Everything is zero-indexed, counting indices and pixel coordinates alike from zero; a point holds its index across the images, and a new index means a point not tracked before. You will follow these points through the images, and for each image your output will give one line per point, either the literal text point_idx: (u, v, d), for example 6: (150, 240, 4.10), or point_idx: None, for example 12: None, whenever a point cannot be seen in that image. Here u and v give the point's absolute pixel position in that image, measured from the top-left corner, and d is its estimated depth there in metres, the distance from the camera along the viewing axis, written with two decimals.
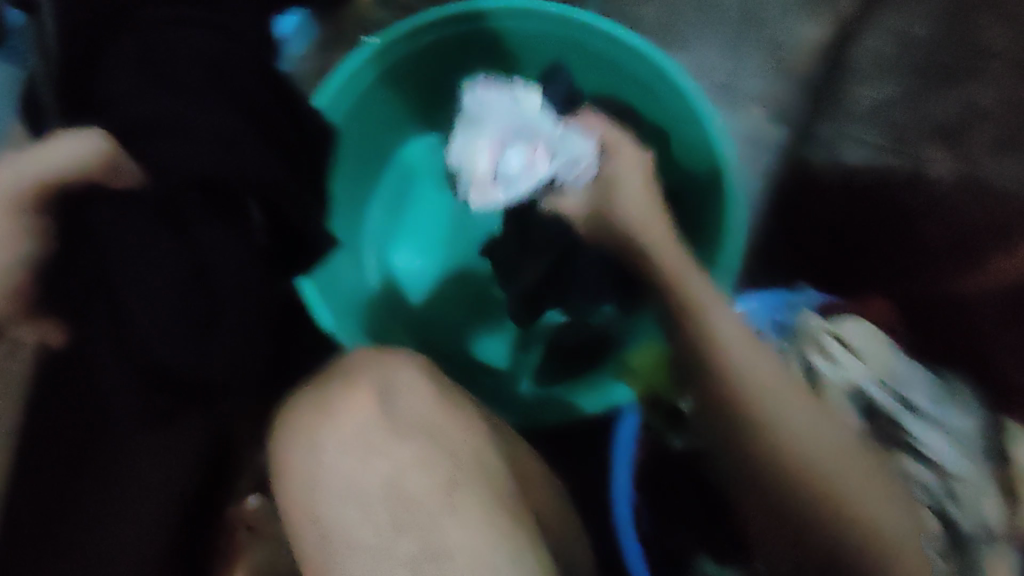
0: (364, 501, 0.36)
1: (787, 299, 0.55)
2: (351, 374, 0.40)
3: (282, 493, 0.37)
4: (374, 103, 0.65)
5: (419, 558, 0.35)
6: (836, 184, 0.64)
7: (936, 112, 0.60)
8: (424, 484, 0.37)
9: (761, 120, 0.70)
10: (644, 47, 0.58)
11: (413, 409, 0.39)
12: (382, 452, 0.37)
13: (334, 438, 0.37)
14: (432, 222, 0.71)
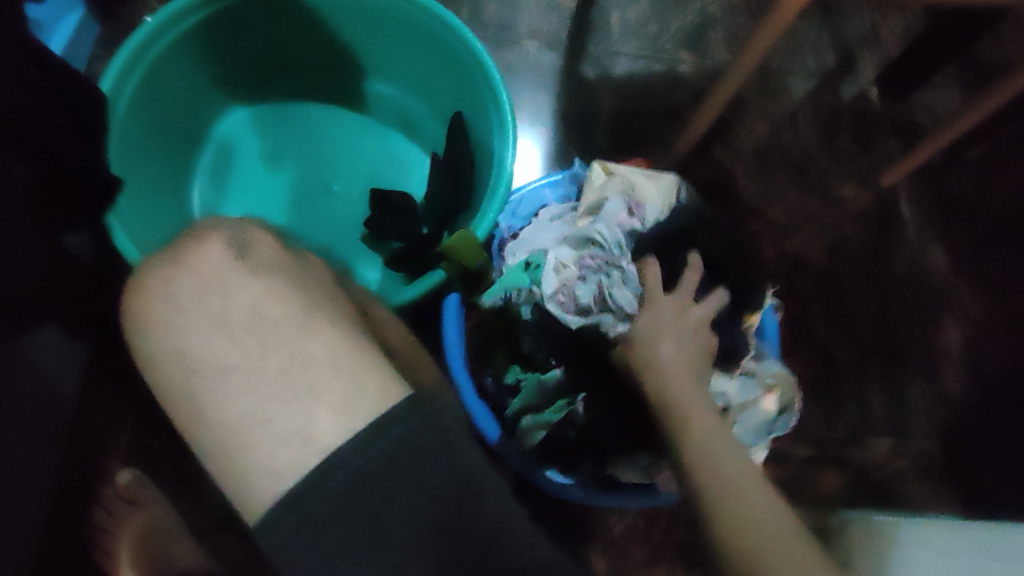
0: (226, 329, 0.41)
1: (563, 178, 0.77)
2: (199, 236, 0.45)
3: (147, 340, 0.42)
4: (169, 65, 0.76)
5: (286, 367, 0.41)
6: (606, 88, 0.96)
7: (626, 47, 0.98)
8: (281, 308, 0.43)
9: (540, 52, 0.97)
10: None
11: (265, 254, 0.45)
12: (237, 289, 0.42)
13: (185, 283, 0.42)
14: (255, 173, 0.87)
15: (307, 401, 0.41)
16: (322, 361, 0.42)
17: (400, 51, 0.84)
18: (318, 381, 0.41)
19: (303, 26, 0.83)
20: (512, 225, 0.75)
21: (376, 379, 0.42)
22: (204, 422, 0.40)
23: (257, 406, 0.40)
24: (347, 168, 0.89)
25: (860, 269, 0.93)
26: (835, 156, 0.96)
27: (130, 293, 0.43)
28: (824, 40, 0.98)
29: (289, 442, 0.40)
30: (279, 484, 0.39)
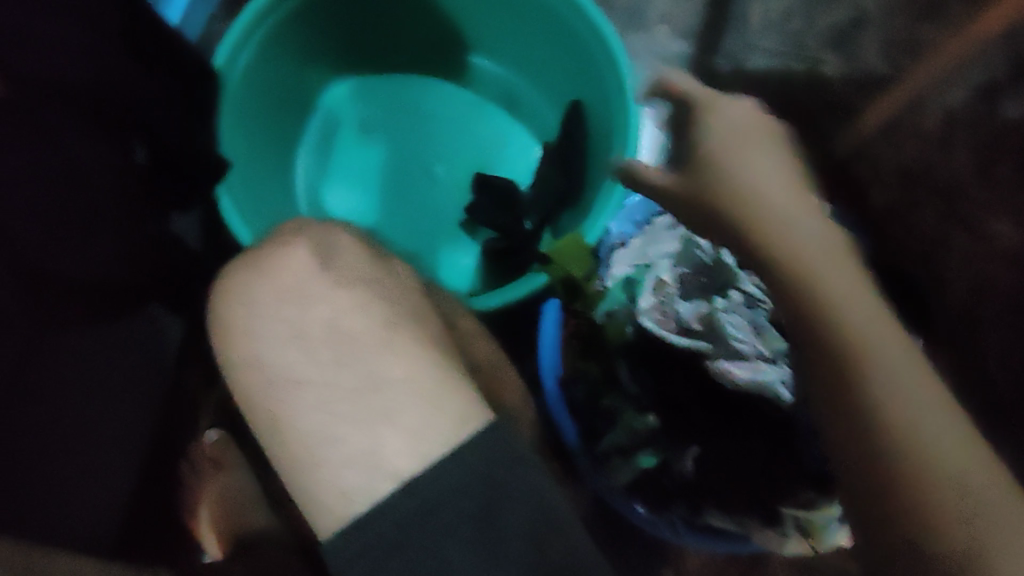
0: (305, 342, 0.40)
1: None
2: (281, 239, 0.44)
3: (226, 349, 0.41)
4: (283, 33, 0.76)
5: (360, 386, 0.40)
6: (738, 86, 0.88)
7: (764, 43, 0.90)
8: (361, 322, 0.41)
9: (670, 42, 0.90)
10: None
11: (350, 261, 0.43)
12: (319, 298, 0.41)
13: (270, 288, 0.41)
14: (359, 153, 0.87)
15: (378, 424, 0.39)
16: (397, 383, 0.40)
17: (521, 29, 0.81)
18: (390, 403, 0.39)
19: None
20: (622, 231, 0.70)
21: (451, 403, 0.40)
22: (276, 435, 0.39)
23: (329, 425, 0.39)
24: (451, 148, 0.87)
25: (1006, 315, 0.82)
26: (991, 186, 0.85)
27: (212, 294, 0.42)
28: (993, 54, 0.88)
29: (356, 464, 0.38)
30: (344, 505, 0.38)
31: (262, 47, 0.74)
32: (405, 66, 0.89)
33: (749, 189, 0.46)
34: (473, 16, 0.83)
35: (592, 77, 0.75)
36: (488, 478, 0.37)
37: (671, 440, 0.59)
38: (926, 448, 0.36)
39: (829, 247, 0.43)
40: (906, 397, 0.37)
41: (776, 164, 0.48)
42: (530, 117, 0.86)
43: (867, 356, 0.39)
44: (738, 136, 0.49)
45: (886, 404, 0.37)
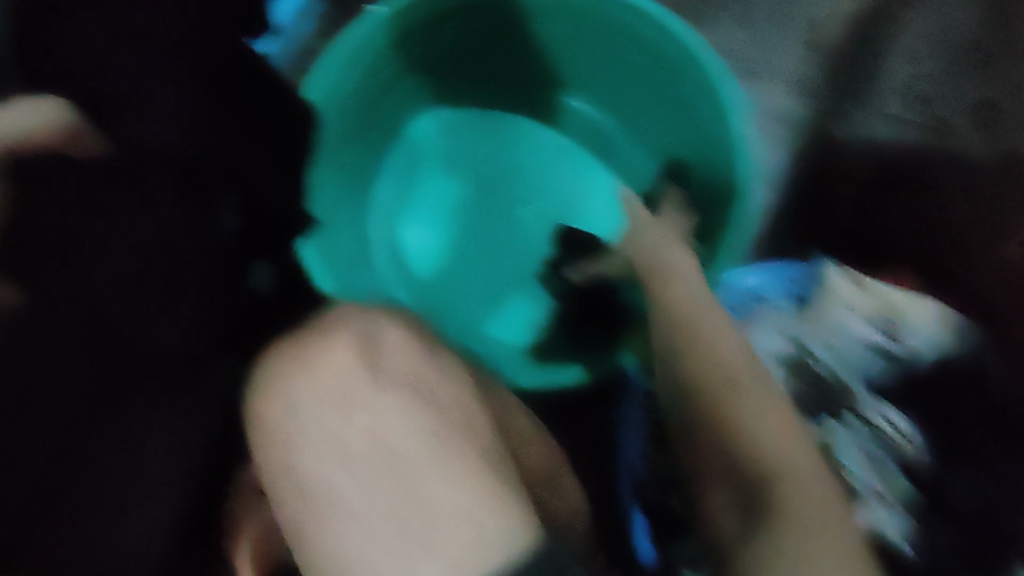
0: (346, 454, 0.37)
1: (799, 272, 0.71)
2: (327, 337, 0.41)
3: (264, 452, 0.38)
4: (380, 64, 0.73)
5: (403, 509, 0.36)
6: (864, 154, 0.79)
7: (894, 110, 0.81)
8: (406, 435, 0.38)
9: (788, 102, 0.83)
10: (663, 17, 0.67)
11: (396, 364, 0.41)
12: (362, 404, 0.38)
13: (311, 392, 0.39)
14: (435, 193, 0.83)
15: (418, 556, 0.35)
16: (440, 505, 0.36)
17: (627, 78, 0.77)
18: (435, 532, 0.35)
19: (530, 42, 0.77)
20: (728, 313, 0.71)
21: (497, 537, 0.36)
22: (310, 555, 0.37)
23: (367, 551, 0.35)
24: (533, 196, 0.83)
25: None
26: None
27: (256, 398, 0.40)
28: None
29: None
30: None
31: (361, 74, 0.71)
32: (496, 104, 0.84)
33: (699, 317, 0.53)
34: (580, 62, 0.79)
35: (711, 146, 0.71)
36: None
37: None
38: (761, 471, 0.42)
39: (740, 357, 0.50)
40: (784, 456, 0.43)
41: (704, 290, 0.58)
42: (623, 169, 0.83)
43: (760, 455, 0.43)
44: (663, 265, 0.62)
45: (780, 465, 0.42)
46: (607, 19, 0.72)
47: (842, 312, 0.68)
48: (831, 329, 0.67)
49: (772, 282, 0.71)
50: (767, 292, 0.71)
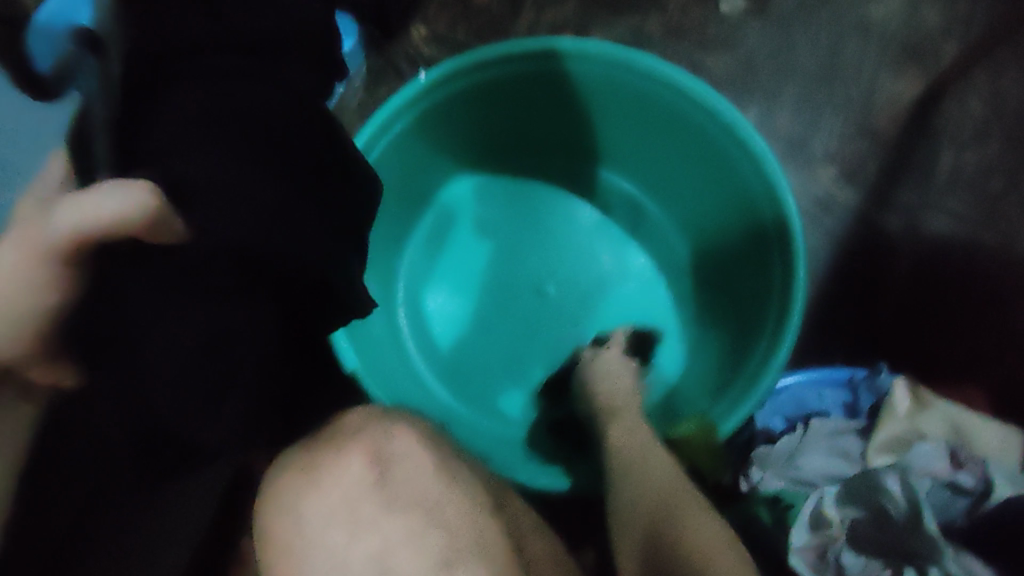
0: (342, 570, 0.40)
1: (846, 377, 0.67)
2: (347, 443, 0.44)
3: (272, 559, 0.41)
4: (421, 130, 0.72)
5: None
6: (906, 247, 0.78)
7: (949, 204, 0.77)
8: (404, 559, 0.40)
9: (833, 183, 0.83)
10: (715, 99, 0.66)
11: (409, 481, 0.42)
12: (368, 525, 0.41)
13: (320, 506, 0.41)
14: (463, 261, 0.81)
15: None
16: None
17: (673, 158, 0.76)
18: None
19: (578, 116, 0.77)
20: (770, 420, 0.68)
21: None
22: None
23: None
24: (568, 269, 0.81)
25: None
26: None
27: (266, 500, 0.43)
28: None
29: None
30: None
31: (404, 136, 0.70)
32: (538, 172, 0.83)
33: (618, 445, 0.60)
34: (628, 140, 0.78)
35: (755, 237, 0.70)
36: None
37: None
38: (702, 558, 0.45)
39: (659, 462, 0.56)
40: (682, 527, 0.48)
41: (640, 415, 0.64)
42: (658, 250, 0.81)
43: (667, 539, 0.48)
44: (610, 396, 0.68)
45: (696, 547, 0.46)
46: (656, 97, 0.70)
47: (897, 424, 0.60)
48: (892, 451, 0.59)
49: (827, 395, 0.67)
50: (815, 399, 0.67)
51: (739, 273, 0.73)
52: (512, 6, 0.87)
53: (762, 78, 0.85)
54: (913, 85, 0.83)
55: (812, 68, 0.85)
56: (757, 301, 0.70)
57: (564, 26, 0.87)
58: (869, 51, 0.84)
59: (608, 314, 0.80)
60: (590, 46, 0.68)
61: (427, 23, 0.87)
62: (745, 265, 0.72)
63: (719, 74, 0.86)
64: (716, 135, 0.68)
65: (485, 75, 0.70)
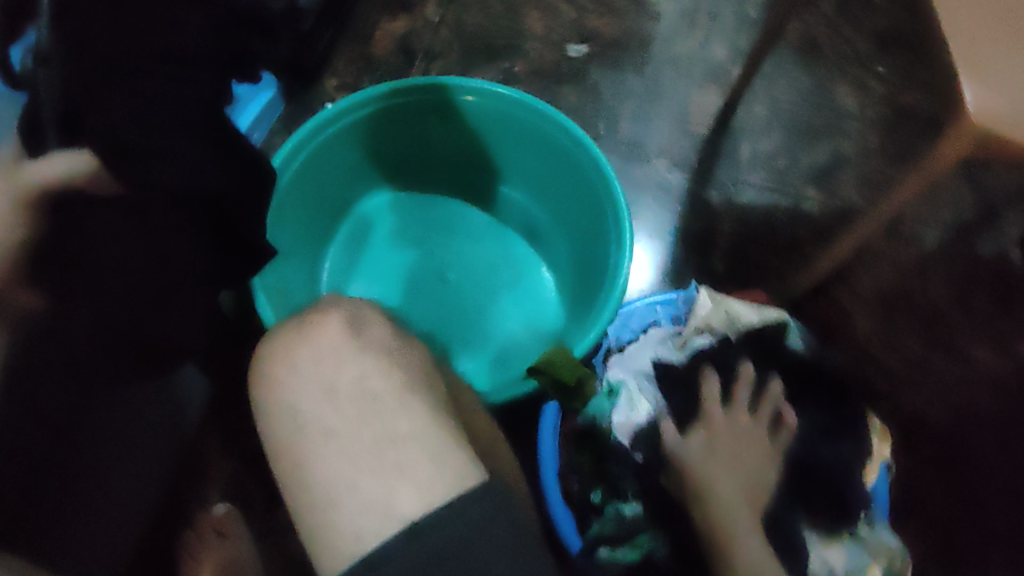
0: (332, 395, 0.47)
1: (676, 298, 0.83)
2: (321, 315, 0.51)
3: (268, 399, 0.48)
4: (332, 153, 0.87)
5: (377, 439, 0.45)
6: (731, 211, 0.98)
7: (750, 178, 1.00)
8: (382, 384, 0.47)
9: (667, 171, 1.00)
10: (555, 113, 0.82)
11: (377, 335, 0.51)
12: (348, 361, 0.48)
13: (309, 351, 0.49)
14: (381, 261, 0.96)
15: (391, 474, 0.44)
16: (408, 437, 0.45)
17: (535, 167, 0.92)
18: (403, 457, 0.44)
19: (450, 136, 0.92)
20: (620, 334, 0.82)
21: (456, 463, 0.45)
22: (305, 483, 0.45)
23: (348, 471, 0.44)
24: (468, 260, 0.96)
25: (988, 435, 0.87)
26: (969, 314, 0.93)
27: (260, 362, 0.50)
28: (964, 194, 0.98)
29: (368, 510, 0.43)
30: (354, 546, 0.42)
31: (311, 161, 0.83)
32: (436, 186, 1.00)
33: (703, 471, 0.63)
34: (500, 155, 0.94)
35: (597, 215, 0.84)
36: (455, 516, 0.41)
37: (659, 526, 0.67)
38: None
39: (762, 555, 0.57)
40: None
41: (734, 436, 0.66)
42: (543, 243, 0.96)
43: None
44: (719, 448, 0.65)
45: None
46: (514, 116, 0.86)
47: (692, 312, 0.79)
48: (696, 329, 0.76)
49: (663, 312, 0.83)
50: (652, 316, 0.83)
51: (585, 247, 0.88)
52: (404, 55, 1.06)
53: (602, 96, 1.04)
54: (717, 98, 1.05)
55: (639, 87, 1.05)
56: (602, 259, 0.83)
57: (449, 68, 1.06)
58: (681, 75, 1.06)
59: (502, 293, 0.95)
60: (453, 81, 0.84)
61: (335, 73, 1.04)
62: (590, 242, 0.87)
63: (573, 102, 1.04)
64: (561, 141, 0.84)
65: (369, 107, 0.85)
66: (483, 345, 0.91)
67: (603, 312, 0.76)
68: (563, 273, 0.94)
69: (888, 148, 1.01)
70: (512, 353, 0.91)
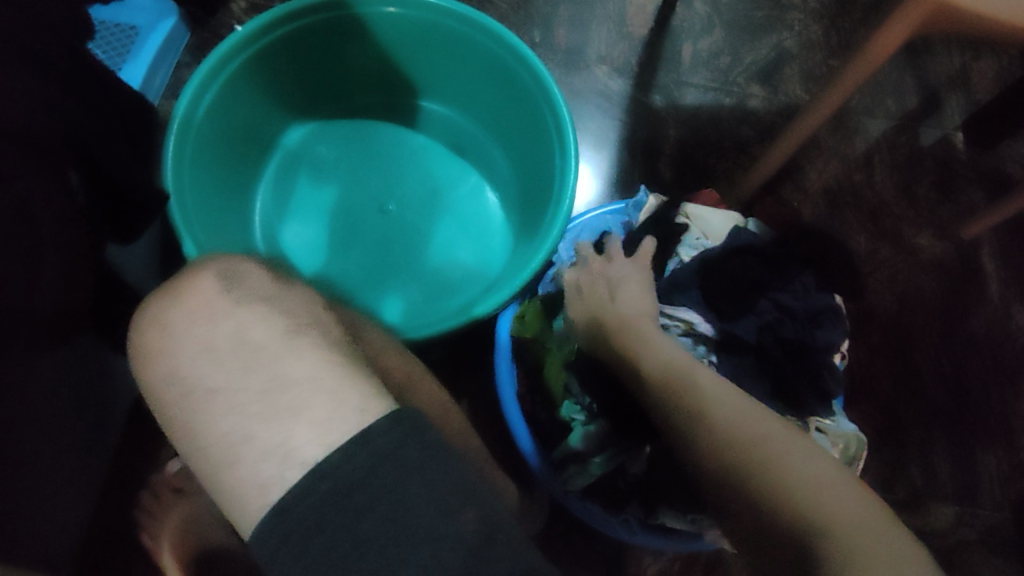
0: (212, 353, 0.44)
1: (626, 205, 0.82)
2: (194, 274, 0.49)
3: (148, 371, 0.45)
4: (245, 82, 0.80)
5: (267, 387, 0.43)
6: (674, 115, 0.95)
7: (692, 80, 0.97)
8: (265, 334, 0.45)
9: (608, 77, 0.96)
10: (482, 17, 0.76)
11: (254, 285, 0.48)
12: (225, 316, 0.46)
13: (179, 314, 0.46)
14: (307, 198, 0.92)
15: (286, 419, 0.42)
16: (301, 381, 0.43)
17: (466, 80, 0.87)
18: (296, 400, 0.42)
19: (371, 51, 0.86)
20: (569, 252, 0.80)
21: (356, 398, 0.43)
22: (199, 444, 0.42)
23: (241, 424, 0.42)
24: (404, 189, 0.93)
25: (935, 318, 0.89)
26: (913, 201, 0.93)
27: (137, 334, 0.47)
28: (908, 81, 0.96)
29: (270, 457, 0.41)
30: (262, 497, 0.40)
31: (223, 91, 0.77)
32: (362, 114, 0.95)
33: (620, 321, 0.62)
34: (432, 73, 0.89)
35: (539, 125, 0.81)
36: (378, 457, 0.38)
37: (624, 444, 0.69)
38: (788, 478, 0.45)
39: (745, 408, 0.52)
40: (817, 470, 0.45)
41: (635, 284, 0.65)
42: (482, 161, 0.93)
43: (745, 446, 0.48)
44: (609, 288, 0.65)
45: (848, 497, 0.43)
46: (438, 27, 0.81)
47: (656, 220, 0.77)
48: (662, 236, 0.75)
49: (612, 221, 0.81)
50: (602, 225, 0.81)
51: (528, 162, 0.86)
52: None
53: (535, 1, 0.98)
54: None
55: None
56: (546, 175, 0.81)
57: None
58: None
59: (444, 217, 0.92)
60: None
61: None
62: (532, 158, 0.84)
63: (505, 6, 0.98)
64: (492, 48, 0.79)
65: (280, 31, 0.78)
66: (431, 276, 0.89)
67: (548, 226, 0.74)
68: (509, 193, 0.91)
69: (831, 38, 0.98)
70: (461, 280, 0.89)
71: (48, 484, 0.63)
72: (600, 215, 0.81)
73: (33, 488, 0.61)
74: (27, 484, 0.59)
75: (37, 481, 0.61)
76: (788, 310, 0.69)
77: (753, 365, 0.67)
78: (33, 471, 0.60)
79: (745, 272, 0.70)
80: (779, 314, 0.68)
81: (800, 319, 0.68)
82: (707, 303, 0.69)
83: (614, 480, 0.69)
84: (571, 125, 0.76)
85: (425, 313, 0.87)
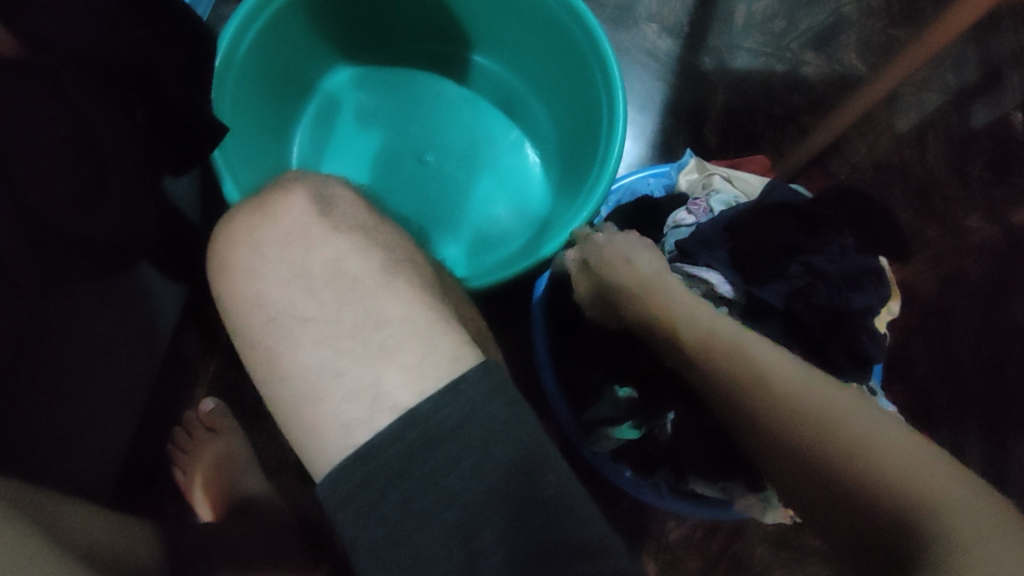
0: (307, 277, 0.48)
1: (669, 170, 0.81)
2: (283, 193, 0.51)
3: (235, 289, 0.49)
4: (289, 15, 0.77)
5: (361, 323, 0.47)
6: (722, 80, 0.93)
7: (743, 44, 0.94)
8: (361, 267, 0.49)
9: (656, 37, 0.93)
10: None
11: (348, 209, 0.52)
12: (320, 239, 0.49)
13: (272, 231, 0.49)
14: (345, 144, 0.90)
15: (378, 359, 0.46)
16: (395, 320, 0.47)
17: (512, 33, 0.85)
18: (390, 340, 0.46)
19: None
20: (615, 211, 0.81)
21: (447, 346, 0.46)
22: (284, 370, 0.46)
23: (331, 357, 0.46)
24: (445, 140, 0.91)
25: (979, 301, 0.87)
26: (964, 180, 0.91)
27: (222, 246, 0.50)
28: (969, 56, 0.94)
29: (360, 396, 0.44)
30: (346, 436, 0.44)
31: (267, 29, 0.75)
32: (404, 62, 0.93)
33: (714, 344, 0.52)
34: (477, 23, 0.86)
35: (587, 82, 0.78)
36: (463, 420, 0.42)
37: (649, 407, 0.68)
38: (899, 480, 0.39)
39: (793, 374, 0.48)
40: (872, 442, 0.42)
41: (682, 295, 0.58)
42: (525, 117, 0.91)
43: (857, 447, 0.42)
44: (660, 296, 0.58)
45: (914, 482, 0.38)
46: None
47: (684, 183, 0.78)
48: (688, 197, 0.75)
49: (654, 184, 0.81)
50: (644, 189, 0.80)
51: (574, 119, 0.83)
52: None
53: None
54: None
55: None
56: (591, 135, 0.79)
57: None
58: None
59: (485, 172, 0.90)
60: None
61: None
62: (578, 116, 0.82)
63: None
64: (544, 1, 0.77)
65: None
66: (466, 231, 0.88)
67: (597, 181, 0.72)
68: (551, 152, 0.89)
69: (893, 6, 0.95)
70: (499, 236, 0.88)
71: (88, 417, 0.64)
72: (642, 178, 0.81)
73: (74, 420, 0.61)
74: (67, 412, 0.59)
75: (80, 412, 0.62)
76: (819, 274, 0.65)
77: (779, 334, 0.65)
78: (73, 403, 0.60)
79: (773, 233, 0.66)
80: (810, 278, 0.65)
81: (834, 282, 0.64)
82: (732, 263, 0.66)
83: (642, 446, 0.69)
84: (622, 83, 0.73)
85: (462, 266, 0.86)
